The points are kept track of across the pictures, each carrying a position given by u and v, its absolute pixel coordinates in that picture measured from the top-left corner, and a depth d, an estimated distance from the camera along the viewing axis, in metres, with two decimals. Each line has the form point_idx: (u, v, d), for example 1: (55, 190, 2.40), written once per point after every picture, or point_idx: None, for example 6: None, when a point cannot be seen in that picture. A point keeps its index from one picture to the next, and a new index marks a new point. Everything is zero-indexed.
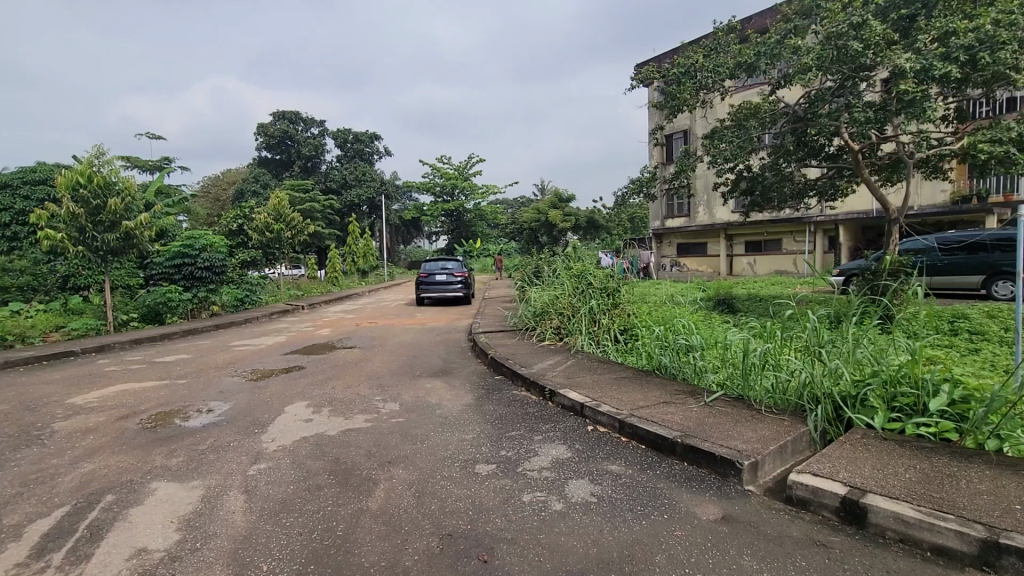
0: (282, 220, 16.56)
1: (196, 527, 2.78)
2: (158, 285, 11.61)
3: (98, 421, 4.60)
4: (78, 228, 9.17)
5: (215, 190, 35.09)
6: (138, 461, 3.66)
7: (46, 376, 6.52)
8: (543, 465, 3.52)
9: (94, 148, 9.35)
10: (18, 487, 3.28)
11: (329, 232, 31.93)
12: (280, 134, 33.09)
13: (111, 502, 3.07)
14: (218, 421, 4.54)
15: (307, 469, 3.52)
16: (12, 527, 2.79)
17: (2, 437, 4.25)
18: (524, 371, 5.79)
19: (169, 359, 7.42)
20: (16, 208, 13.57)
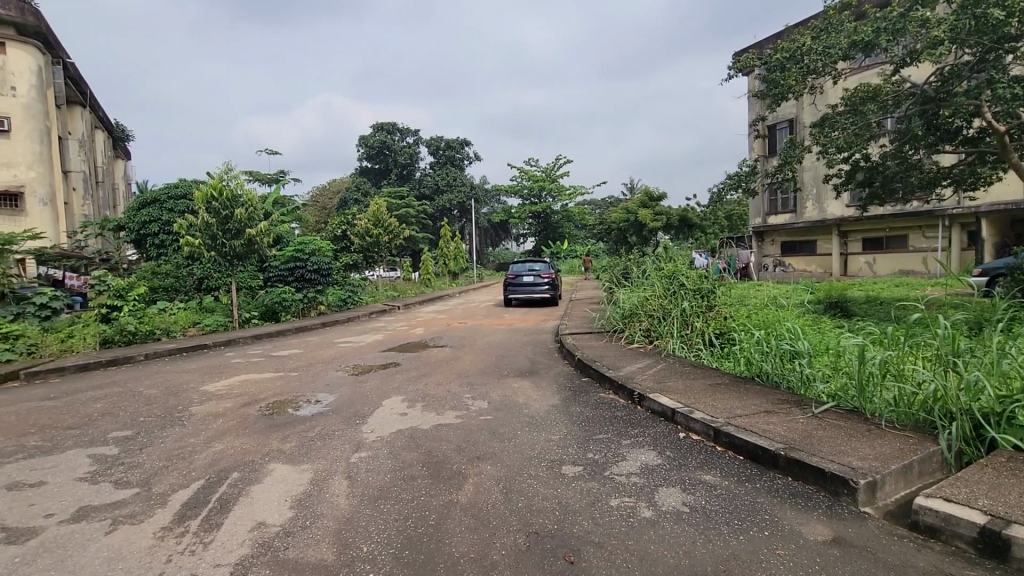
0: (381, 226, 17.62)
1: (306, 506, 3.05)
2: (275, 286, 12.86)
3: (226, 407, 5.20)
4: (211, 235, 10.40)
5: (322, 199, 38.18)
6: (258, 444, 4.08)
7: (186, 366, 7.48)
8: (631, 470, 3.44)
9: (225, 165, 10.58)
10: (165, 461, 3.79)
11: (422, 235, 33.52)
12: (379, 144, 35.26)
13: (236, 478, 3.45)
14: (324, 411, 4.94)
15: (402, 459, 3.72)
16: (160, 495, 3.23)
17: (153, 417, 4.93)
18: (612, 373, 5.68)
19: (283, 353, 8.20)
20: (164, 220, 15.72)
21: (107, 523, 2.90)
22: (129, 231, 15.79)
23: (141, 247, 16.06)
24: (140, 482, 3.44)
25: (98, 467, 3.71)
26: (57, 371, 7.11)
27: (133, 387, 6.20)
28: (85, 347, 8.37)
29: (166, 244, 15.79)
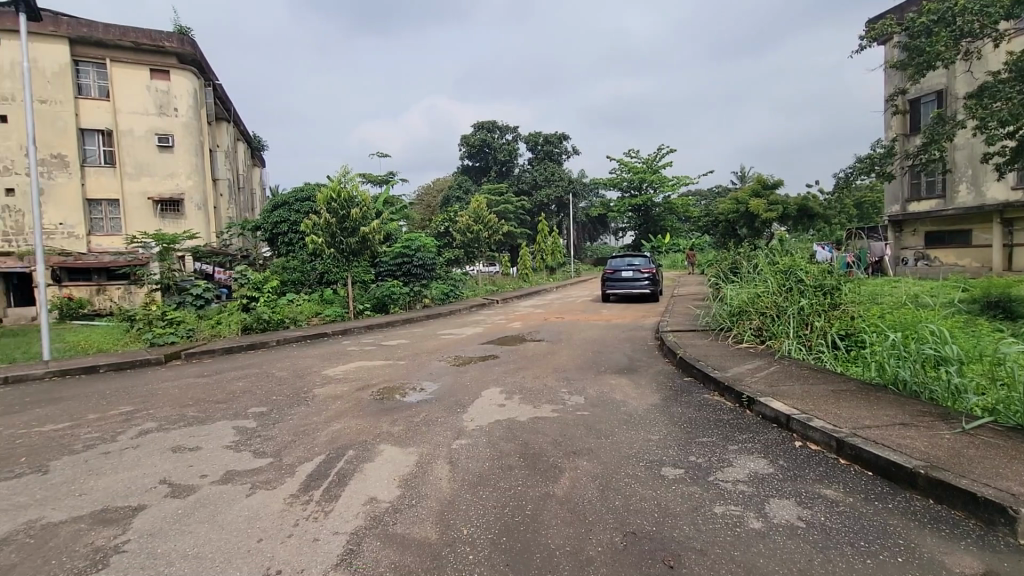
0: (481, 222, 18.14)
1: (412, 486, 3.24)
2: (385, 280, 13.78)
3: (343, 390, 5.70)
4: (330, 234, 11.39)
5: (427, 197, 40.18)
6: (370, 426, 4.41)
7: (310, 352, 8.29)
8: (738, 477, 3.22)
9: (342, 168, 11.52)
10: (292, 435, 4.24)
11: (520, 231, 34.02)
12: (480, 142, 36.31)
13: (352, 456, 3.77)
14: (429, 398, 5.22)
15: (500, 449, 3.82)
16: (290, 465, 3.63)
17: (283, 396, 5.53)
18: (717, 374, 5.37)
19: (392, 343, 8.78)
20: (292, 220, 17.50)
21: (247, 487, 3.31)
22: (264, 231, 17.77)
23: (274, 245, 18.02)
24: (273, 452, 3.88)
25: (241, 437, 4.25)
26: (209, 352, 8.23)
27: (267, 369, 7.01)
28: (229, 332, 9.58)
29: (294, 242, 17.57)
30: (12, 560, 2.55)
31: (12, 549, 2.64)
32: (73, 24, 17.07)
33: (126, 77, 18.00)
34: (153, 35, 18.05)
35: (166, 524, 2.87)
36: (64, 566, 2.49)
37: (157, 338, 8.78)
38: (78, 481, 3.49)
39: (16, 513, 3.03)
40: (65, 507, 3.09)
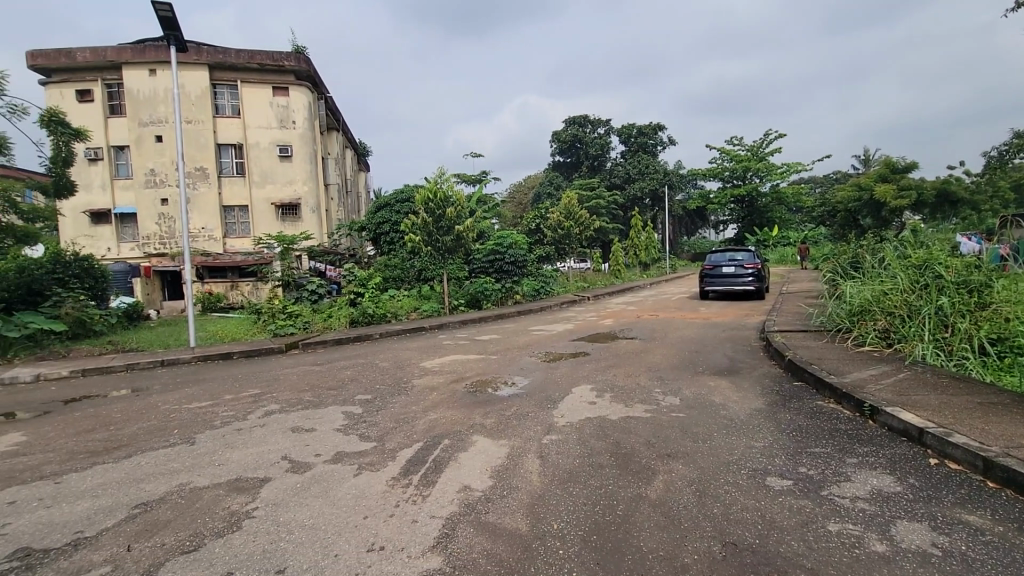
0: (573, 218, 18.03)
1: (504, 477, 3.32)
2: (478, 277, 14.19)
3: (439, 381, 5.97)
4: (428, 232, 11.96)
5: (518, 195, 40.69)
6: (464, 417, 4.58)
7: (409, 344, 8.77)
8: (857, 493, 2.92)
9: (438, 170, 12.03)
10: (394, 422, 4.52)
11: (613, 226, 33.34)
12: (571, 138, 36.08)
13: (447, 445, 3.94)
14: (520, 393, 5.31)
15: (591, 446, 3.79)
16: (391, 450, 3.87)
17: (385, 385, 5.91)
18: (832, 379, 4.90)
19: (485, 338, 9.04)
20: (393, 220, 18.59)
21: (355, 467, 3.58)
22: (369, 230, 19.05)
23: (377, 244, 19.25)
24: (377, 437, 4.17)
25: (348, 421, 4.61)
26: (322, 343, 9.02)
27: (371, 359, 7.53)
28: (339, 325, 10.42)
29: (395, 241, 18.66)
30: (168, 516, 2.98)
31: (168, 507, 3.09)
32: (212, 52, 19.41)
33: (253, 95, 20.12)
34: (275, 55, 19.96)
35: (287, 495, 3.19)
36: (206, 525, 2.86)
37: (279, 329, 9.79)
38: (217, 452, 3.99)
39: (170, 477, 3.54)
40: (207, 475, 3.55)
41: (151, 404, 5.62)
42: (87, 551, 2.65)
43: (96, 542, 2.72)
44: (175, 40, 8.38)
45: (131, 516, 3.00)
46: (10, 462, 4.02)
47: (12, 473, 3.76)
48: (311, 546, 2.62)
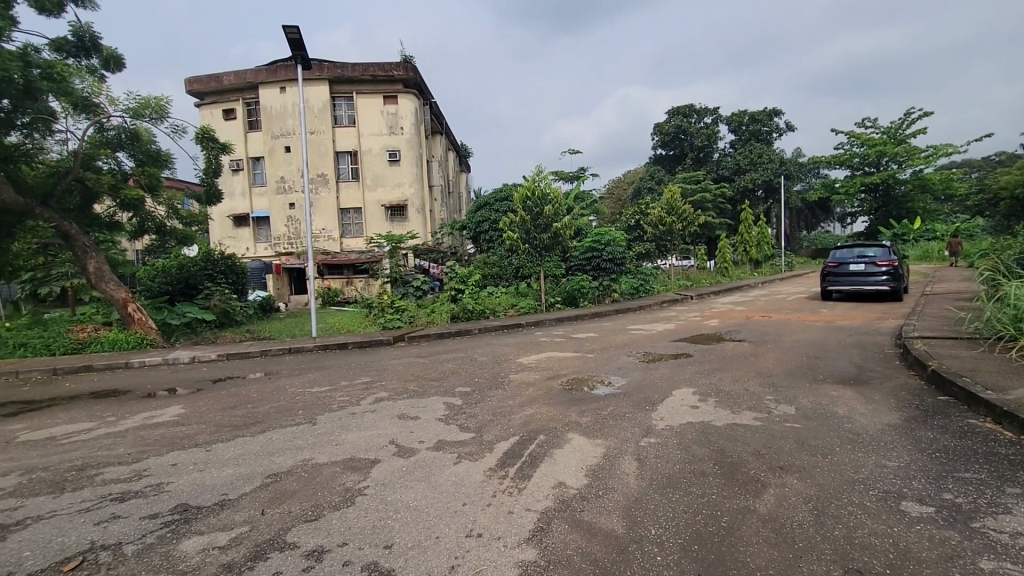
0: (675, 213, 17.26)
1: (599, 477, 3.27)
2: (575, 274, 14.12)
3: (536, 377, 6.03)
4: (526, 230, 12.12)
5: (617, 190, 39.78)
6: (560, 414, 4.58)
7: (506, 340, 8.95)
8: (1021, 530, 2.48)
9: (537, 167, 12.13)
10: (491, 415, 4.64)
11: (720, 221, 31.43)
12: (675, 129, 34.54)
13: (543, 440, 3.96)
14: (617, 393, 5.20)
15: (692, 452, 3.61)
16: (489, 442, 3.98)
17: (484, 379, 6.09)
18: (989, 395, 4.20)
19: (582, 336, 8.97)
20: (493, 219, 19.08)
21: (455, 456, 3.74)
22: (469, 229, 19.71)
23: (477, 242, 19.86)
24: (475, 428, 4.31)
25: (449, 411, 4.81)
26: (426, 336, 9.52)
27: (471, 353, 7.80)
28: (441, 320, 10.91)
29: (493, 239, 19.11)
30: (293, 487, 3.32)
31: (294, 478, 3.44)
32: (332, 67, 21.21)
33: (367, 105, 21.68)
34: (386, 66, 21.36)
35: (394, 477, 3.41)
36: (324, 498, 3.14)
37: (388, 322, 10.48)
38: (334, 433, 4.37)
39: (295, 452, 3.94)
40: (325, 453, 3.90)
41: (280, 387, 6.29)
42: (230, 511, 3.03)
43: (238, 504, 3.11)
44: (302, 59, 9.26)
45: (263, 484, 3.38)
46: (173, 430, 4.72)
47: (174, 439, 4.42)
48: (415, 526, 2.77)
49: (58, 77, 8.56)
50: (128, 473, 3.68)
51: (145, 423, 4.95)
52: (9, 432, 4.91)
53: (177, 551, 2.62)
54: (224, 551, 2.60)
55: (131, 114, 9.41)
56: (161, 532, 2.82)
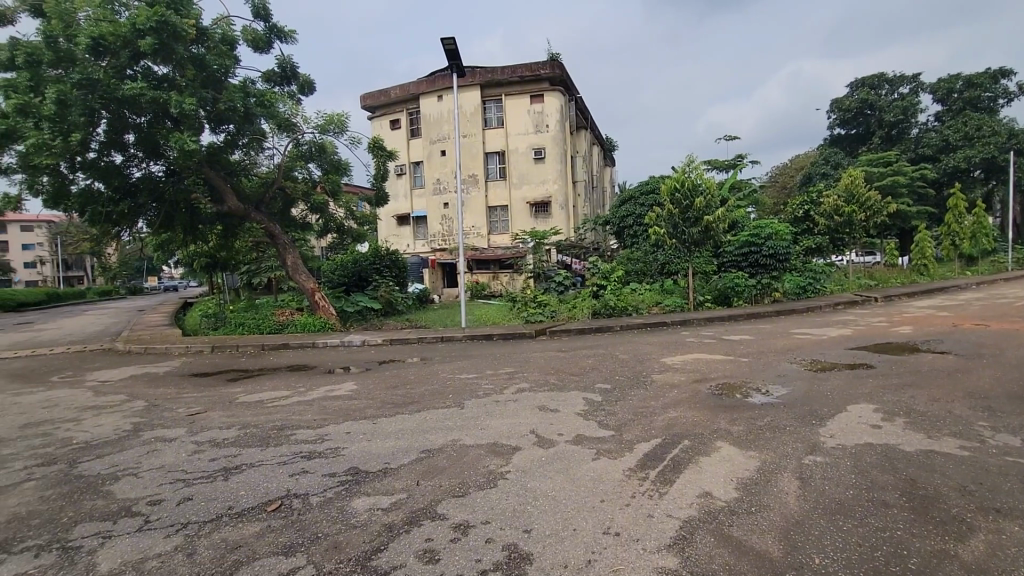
0: (856, 200, 14.90)
1: (752, 492, 2.96)
2: (729, 271, 13.03)
3: (681, 379, 5.68)
4: (673, 224, 11.48)
5: (783, 177, 35.67)
6: (708, 420, 4.25)
7: (649, 339, 8.59)
8: None
9: (687, 157, 11.43)
10: (632, 415, 4.49)
11: (918, 209, 26.35)
12: (859, 104, 29.88)
13: (687, 446, 3.72)
14: (777, 403, 4.65)
15: (871, 478, 3.08)
16: (628, 441, 3.86)
17: (625, 377, 5.92)
18: None
19: (735, 338, 8.22)
20: (638, 213, 18.46)
21: (593, 452, 3.69)
22: (613, 224, 19.31)
23: (620, 237, 19.39)
24: (615, 427, 4.20)
25: (588, 407, 4.77)
26: (566, 331, 9.58)
27: (611, 350, 7.63)
28: (582, 315, 10.87)
29: (638, 234, 18.50)
30: (443, 464, 3.58)
31: (444, 456, 3.71)
32: (483, 72, 22.38)
33: (515, 106, 22.46)
34: (533, 66, 21.84)
35: (533, 465, 3.49)
36: (470, 478, 3.32)
37: (530, 316, 10.75)
38: (479, 418, 4.61)
39: (446, 432, 4.24)
40: (471, 436, 4.14)
41: (433, 372, 6.84)
42: (390, 478, 3.37)
43: (396, 473, 3.45)
44: (457, 67, 9.92)
45: (418, 458, 3.70)
46: (347, 402, 5.43)
47: (348, 411, 5.07)
48: (553, 515, 2.79)
49: (267, 102, 10.32)
50: (313, 436, 4.31)
51: (326, 396, 5.76)
52: (232, 394, 6.08)
53: (350, 506, 3.00)
54: (385, 512, 2.90)
55: (319, 130, 10.97)
56: (338, 488, 3.25)
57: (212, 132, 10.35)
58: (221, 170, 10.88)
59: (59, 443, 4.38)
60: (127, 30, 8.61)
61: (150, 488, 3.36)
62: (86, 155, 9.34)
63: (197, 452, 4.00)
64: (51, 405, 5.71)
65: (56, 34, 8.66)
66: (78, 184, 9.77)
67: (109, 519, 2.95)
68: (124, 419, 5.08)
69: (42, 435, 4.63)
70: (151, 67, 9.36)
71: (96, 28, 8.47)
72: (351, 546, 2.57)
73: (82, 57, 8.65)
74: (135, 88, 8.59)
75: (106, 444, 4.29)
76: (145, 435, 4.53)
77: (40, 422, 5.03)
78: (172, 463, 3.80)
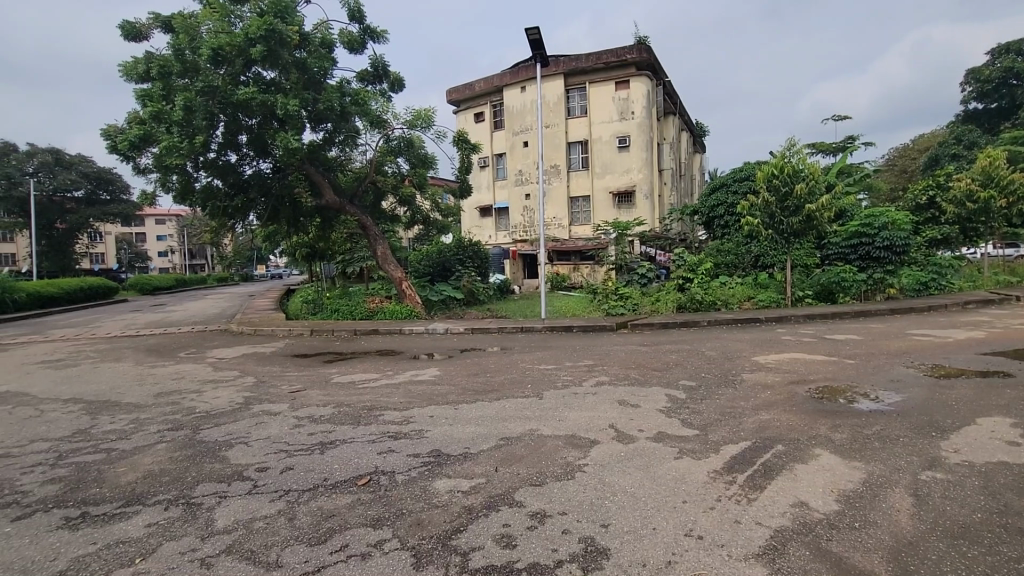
0: (993, 184, 13.01)
1: (856, 506, 2.68)
2: (834, 265, 11.94)
3: (776, 380, 5.29)
4: (769, 214, 10.70)
5: (902, 160, 31.90)
6: (805, 425, 3.92)
7: (740, 336, 8.07)
8: None
9: (788, 141, 10.58)
10: (719, 414, 4.25)
11: None
12: (1002, 73, 26.02)
13: (781, 451, 3.45)
14: (888, 410, 4.20)
15: (1005, 501, 2.68)
16: (715, 443, 3.65)
17: (711, 375, 5.62)
18: None
19: (839, 338, 7.53)
20: (730, 201, 17.41)
21: (676, 451, 3.54)
22: (702, 214, 18.35)
23: (709, 228, 18.40)
24: (700, 426, 4.01)
25: (671, 404, 4.59)
26: (649, 325, 9.28)
27: (697, 347, 7.27)
28: (666, 309, 10.46)
29: (730, 224, 17.43)
30: (521, 452, 3.62)
31: (522, 445, 3.74)
32: (567, 61, 22.10)
33: (600, 94, 21.98)
34: (619, 51, 21.19)
35: (612, 460, 3.41)
36: (548, 468, 3.32)
37: (612, 309, 10.51)
38: (557, 409, 4.60)
39: (524, 422, 4.27)
40: (548, 426, 4.14)
41: (512, 361, 6.92)
42: (470, 463, 3.46)
43: (476, 458, 3.52)
44: (541, 57, 9.87)
45: (497, 445, 3.76)
46: (430, 387, 5.65)
47: (431, 396, 5.27)
48: (632, 512, 2.71)
49: (361, 100, 10.91)
50: (399, 417, 4.53)
51: (412, 380, 6.04)
52: (327, 374, 6.55)
53: (431, 486, 3.11)
54: (465, 495, 2.98)
55: (408, 125, 11.43)
56: (420, 469, 3.38)
57: (313, 131, 11.13)
58: (320, 166, 11.69)
59: (184, 411, 4.96)
60: (240, 39, 9.48)
61: (258, 456, 3.71)
62: (207, 155, 10.40)
63: (297, 427, 4.35)
64: (179, 377, 6.49)
65: (183, 47, 9.71)
66: (200, 181, 10.93)
67: (224, 481, 3.29)
68: (237, 393, 5.65)
69: (171, 403, 5.27)
70: (261, 73, 10.26)
71: (216, 40, 9.39)
72: (432, 524, 2.67)
73: (204, 66, 9.64)
74: (248, 93, 9.45)
75: (222, 415, 4.80)
76: (254, 408, 5.01)
77: (170, 392, 5.72)
78: (277, 435, 4.17)
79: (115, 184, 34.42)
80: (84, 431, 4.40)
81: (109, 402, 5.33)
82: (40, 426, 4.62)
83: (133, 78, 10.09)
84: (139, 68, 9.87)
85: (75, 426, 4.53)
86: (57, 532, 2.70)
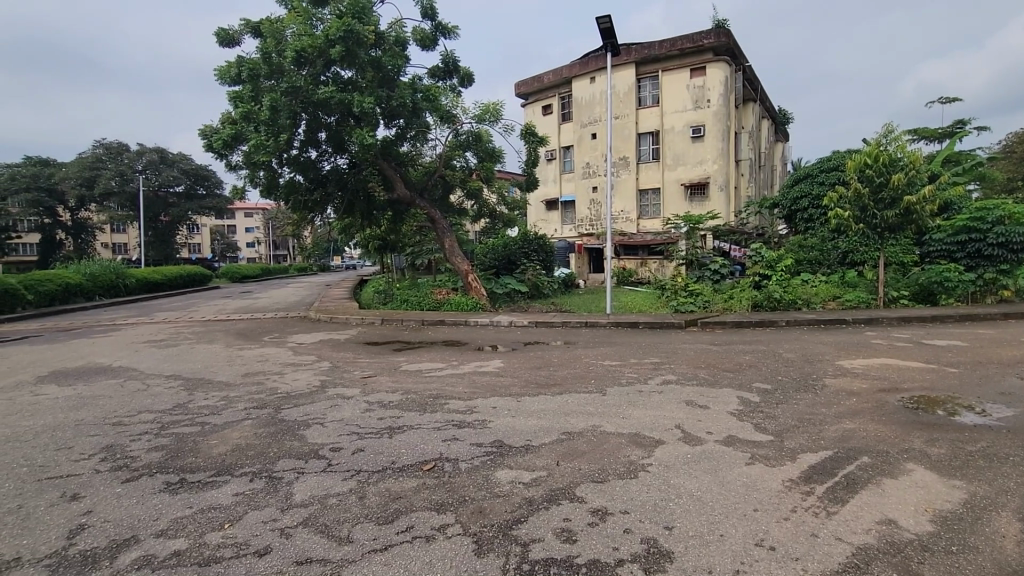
0: None
1: (954, 529, 2.43)
2: (935, 263, 10.88)
3: (863, 387, 4.88)
4: (861, 206, 9.87)
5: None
6: (897, 437, 3.58)
7: (822, 338, 7.55)
8: None
9: (884, 127, 9.71)
10: (796, 421, 3.99)
11: None
12: None
13: (867, 463, 3.18)
14: (995, 425, 3.76)
15: None
16: (791, 450, 3.44)
17: (789, 378, 5.29)
18: None
19: (939, 343, 6.84)
20: (813, 194, 16.25)
21: (747, 456, 3.36)
22: (782, 207, 17.29)
23: (791, 221, 17.26)
24: (775, 432, 3.77)
25: (744, 407, 4.37)
26: (720, 323, 8.86)
27: (773, 348, 6.86)
28: (740, 307, 9.94)
29: (814, 218, 16.26)
30: (583, 448, 3.57)
31: (584, 441, 3.70)
32: (639, 49, 21.46)
33: (672, 82, 21.17)
34: (694, 36, 20.23)
35: (678, 462, 3.29)
36: (610, 465, 3.27)
37: (680, 306, 10.17)
38: (622, 406, 4.51)
39: (586, 417, 4.22)
40: (611, 423, 4.06)
41: (576, 356, 6.86)
42: (532, 455, 3.47)
43: (538, 451, 3.53)
44: (611, 47, 9.63)
45: (559, 439, 3.74)
46: (495, 379, 5.73)
47: (495, 387, 5.34)
48: (698, 517, 2.61)
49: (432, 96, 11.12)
50: (463, 407, 4.63)
51: (476, 371, 6.16)
52: (396, 362, 6.82)
53: (495, 475, 3.16)
54: (526, 487, 2.99)
55: (476, 119, 11.59)
56: (483, 458, 3.43)
57: (386, 127, 11.54)
58: (393, 161, 12.08)
59: (268, 391, 5.34)
60: (321, 41, 10.01)
61: (333, 436, 3.92)
62: (291, 152, 11.08)
63: (368, 411, 4.56)
64: (263, 359, 7.00)
65: (270, 50, 10.34)
66: (285, 177, 11.64)
67: (302, 458, 3.51)
68: (314, 376, 6.01)
69: (256, 383, 5.69)
70: (340, 72, 10.77)
71: (299, 42, 9.92)
72: (494, 513, 2.70)
73: (288, 68, 10.25)
74: (328, 92, 9.97)
75: (300, 396, 5.12)
76: (329, 391, 5.30)
77: (255, 373, 6.19)
78: (350, 417, 4.39)
79: (210, 180, 37.45)
80: (181, 405, 4.85)
81: (203, 380, 5.85)
82: (146, 398, 5.15)
83: (227, 80, 10.91)
84: (232, 72, 10.67)
85: (174, 401, 5.01)
86: (160, 494, 3.01)
